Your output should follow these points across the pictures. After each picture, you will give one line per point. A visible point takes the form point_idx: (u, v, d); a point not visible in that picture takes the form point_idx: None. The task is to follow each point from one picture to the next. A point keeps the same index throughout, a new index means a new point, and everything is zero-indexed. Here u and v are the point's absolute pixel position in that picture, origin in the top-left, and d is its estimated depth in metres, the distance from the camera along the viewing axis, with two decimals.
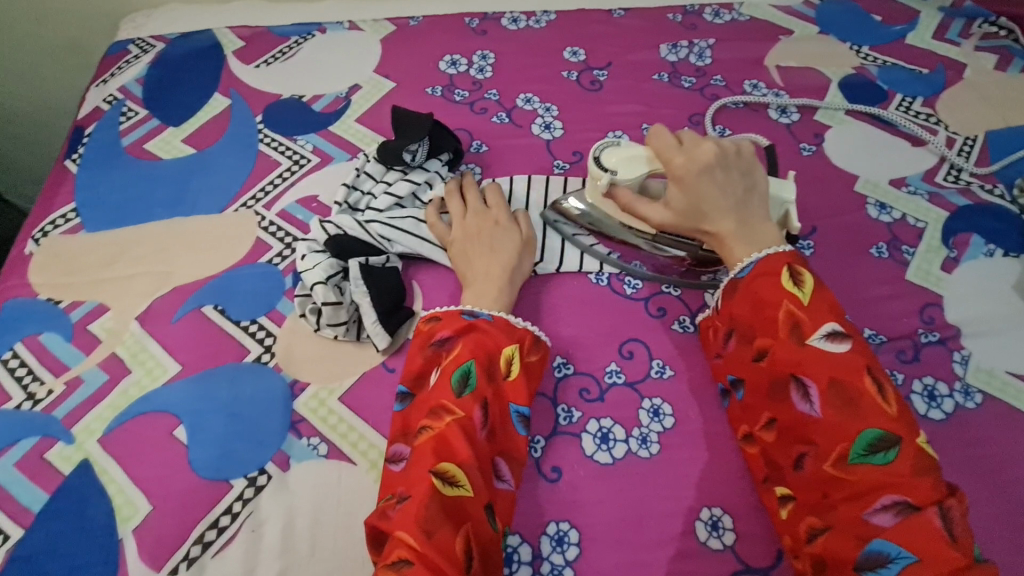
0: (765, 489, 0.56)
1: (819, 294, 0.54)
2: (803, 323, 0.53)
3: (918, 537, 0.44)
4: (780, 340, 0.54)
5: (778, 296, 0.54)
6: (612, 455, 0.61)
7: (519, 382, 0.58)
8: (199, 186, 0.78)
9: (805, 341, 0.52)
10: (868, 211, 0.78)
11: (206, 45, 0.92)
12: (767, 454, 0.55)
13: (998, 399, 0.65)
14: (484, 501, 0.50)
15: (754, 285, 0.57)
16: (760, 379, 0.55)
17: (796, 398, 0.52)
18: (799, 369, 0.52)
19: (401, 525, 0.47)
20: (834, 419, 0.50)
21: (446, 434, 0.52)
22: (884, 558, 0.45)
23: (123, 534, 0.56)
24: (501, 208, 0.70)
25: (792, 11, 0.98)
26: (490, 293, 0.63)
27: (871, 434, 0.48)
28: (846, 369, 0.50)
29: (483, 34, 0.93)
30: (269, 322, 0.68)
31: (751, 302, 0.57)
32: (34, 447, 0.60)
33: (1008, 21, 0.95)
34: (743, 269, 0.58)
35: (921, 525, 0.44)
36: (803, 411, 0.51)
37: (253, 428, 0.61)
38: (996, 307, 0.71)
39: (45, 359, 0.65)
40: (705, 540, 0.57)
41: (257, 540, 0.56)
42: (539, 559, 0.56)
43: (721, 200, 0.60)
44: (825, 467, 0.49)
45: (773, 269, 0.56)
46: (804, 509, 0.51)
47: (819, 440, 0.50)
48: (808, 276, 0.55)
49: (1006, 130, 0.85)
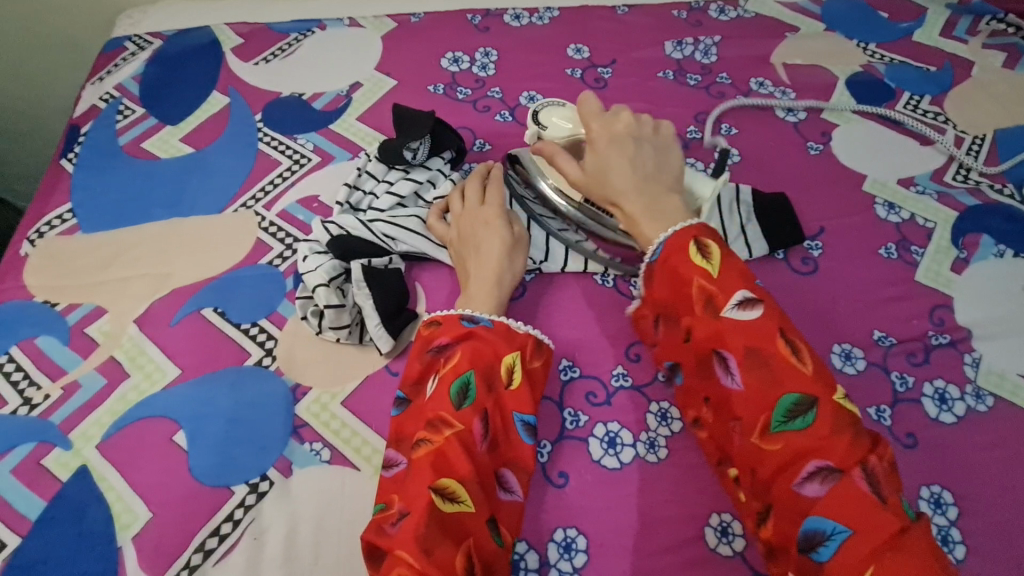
0: (720, 472, 0.56)
1: (727, 263, 0.52)
2: (715, 296, 0.51)
3: (846, 505, 0.43)
4: (697, 316, 0.52)
5: (690, 272, 0.52)
6: (619, 459, 0.60)
7: (522, 390, 0.57)
8: (197, 185, 0.77)
9: (720, 314, 0.50)
10: (877, 211, 0.77)
11: (203, 42, 0.90)
12: (710, 436, 0.54)
13: (1010, 402, 0.65)
14: (486, 516, 0.50)
15: (670, 263, 0.54)
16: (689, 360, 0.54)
17: (720, 372, 0.51)
18: (718, 343, 0.50)
19: (399, 543, 0.46)
20: (754, 390, 0.48)
21: (444, 448, 0.51)
22: (821, 535, 0.44)
23: (123, 542, 0.55)
24: (495, 207, 0.67)
25: (798, 8, 0.97)
26: (487, 296, 0.62)
27: (789, 400, 0.47)
28: (761, 336, 0.49)
29: (486, 31, 0.91)
30: (270, 325, 0.66)
31: (670, 282, 0.54)
32: (31, 453, 0.59)
33: (1016, 18, 0.94)
34: (653, 252, 0.56)
35: (847, 490, 0.43)
36: (728, 386, 0.50)
37: (254, 433, 0.60)
38: (1006, 309, 0.70)
39: (42, 363, 0.64)
40: (714, 547, 0.56)
41: (259, 548, 0.55)
42: (546, 566, 0.55)
43: (632, 174, 0.59)
44: (752, 440, 0.48)
45: (681, 245, 0.54)
46: (747, 492, 0.50)
47: (743, 415, 0.49)
48: (716, 246, 0.53)
49: (1015, 129, 0.84)
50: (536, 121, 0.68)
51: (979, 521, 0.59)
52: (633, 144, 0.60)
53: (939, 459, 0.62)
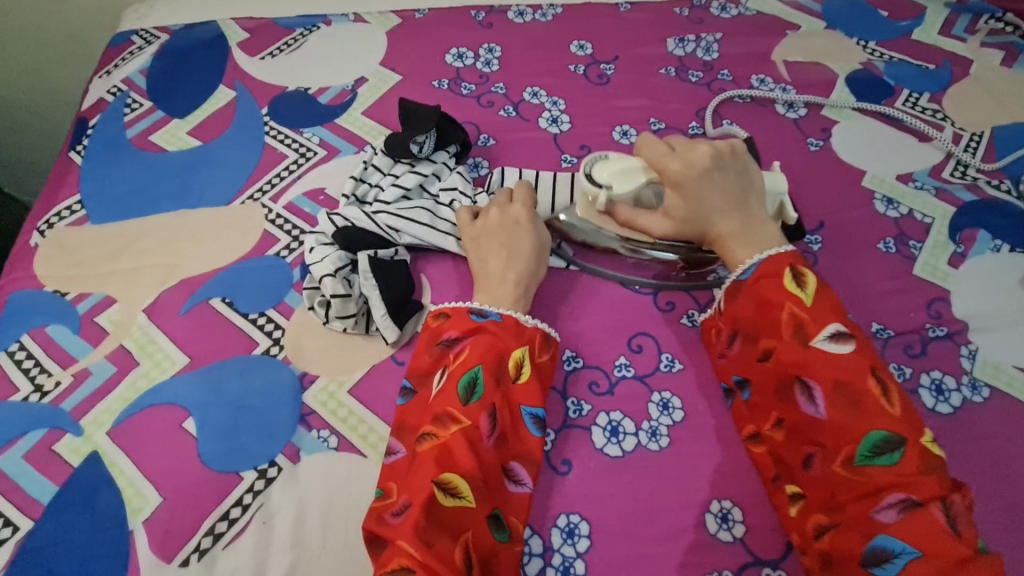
0: (775, 488, 0.56)
1: (822, 295, 0.54)
2: (806, 325, 0.53)
3: (922, 534, 0.45)
4: (785, 341, 0.54)
5: (781, 298, 0.54)
6: (622, 447, 0.61)
7: (531, 384, 0.59)
8: (205, 177, 0.78)
9: (810, 342, 0.52)
10: (876, 206, 0.78)
11: (210, 36, 0.91)
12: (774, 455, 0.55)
13: (1005, 393, 0.66)
14: (487, 512, 0.51)
15: (760, 285, 0.56)
16: (765, 380, 0.55)
17: (801, 399, 0.52)
18: (803, 370, 0.52)
19: (399, 535, 0.47)
20: (838, 420, 0.49)
21: (449, 444, 0.52)
22: (888, 553, 0.45)
23: (133, 526, 0.56)
24: (524, 206, 0.69)
25: (799, 6, 0.98)
26: (510, 294, 0.63)
27: (877, 435, 0.48)
28: (850, 371, 0.50)
29: (489, 27, 0.92)
30: (277, 315, 0.67)
31: (758, 305, 0.56)
32: (43, 439, 0.60)
33: (1014, 17, 0.95)
34: (744, 273, 0.58)
35: (926, 520, 0.45)
36: (810, 413, 0.51)
37: (262, 420, 0.61)
38: (1002, 302, 0.71)
39: (53, 351, 0.65)
40: (714, 533, 0.57)
41: (268, 532, 0.56)
42: (549, 551, 0.56)
43: (723, 197, 0.60)
44: (835, 466, 0.49)
45: (777, 270, 0.56)
46: (811, 508, 0.51)
47: (826, 439, 0.50)
48: (811, 278, 0.55)
49: (1012, 127, 0.85)
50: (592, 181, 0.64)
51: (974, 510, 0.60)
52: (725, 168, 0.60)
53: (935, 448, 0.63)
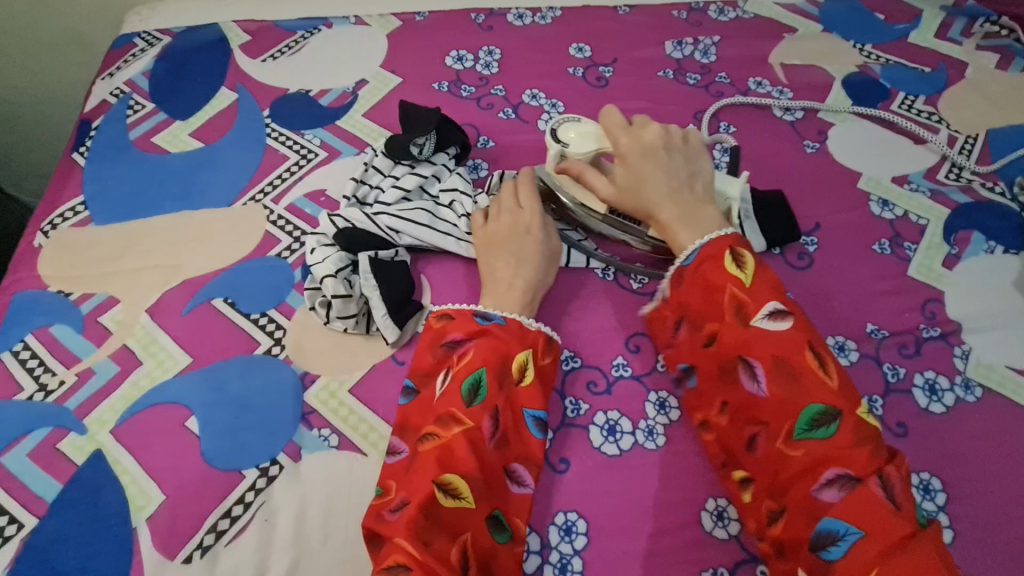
0: (724, 474, 0.57)
1: (761, 275, 0.55)
2: (747, 305, 0.54)
3: (862, 509, 0.46)
4: (726, 324, 0.55)
5: (723, 280, 0.55)
6: (619, 446, 0.62)
7: (533, 387, 0.60)
8: (207, 178, 0.78)
9: (749, 323, 0.54)
10: (871, 208, 0.79)
11: (212, 38, 0.92)
12: (722, 440, 0.56)
13: (998, 393, 0.67)
14: (486, 513, 0.52)
15: (702, 269, 0.57)
16: (710, 364, 0.57)
17: (744, 379, 0.54)
18: (745, 351, 0.53)
19: (397, 533, 0.48)
20: (780, 396, 0.51)
21: (452, 444, 0.53)
22: (835, 535, 0.46)
23: (137, 523, 0.56)
24: (535, 213, 0.69)
25: (796, 9, 0.98)
26: (518, 302, 0.64)
27: (815, 410, 0.50)
28: (791, 348, 0.52)
29: (489, 30, 0.93)
30: (279, 315, 0.68)
31: (702, 289, 0.57)
32: (47, 437, 0.61)
33: (1009, 20, 0.95)
34: (688, 257, 0.58)
35: (865, 496, 0.46)
36: (753, 392, 0.53)
37: (264, 418, 0.62)
38: (995, 303, 0.72)
39: (57, 350, 0.66)
40: (710, 530, 0.58)
41: (270, 529, 0.57)
42: (547, 548, 0.57)
43: (665, 180, 0.62)
44: (777, 445, 0.51)
45: (717, 252, 0.57)
46: (761, 492, 0.52)
47: (769, 420, 0.52)
48: (750, 258, 0.56)
49: (1006, 129, 0.86)
50: (557, 138, 0.68)
51: (966, 507, 0.61)
52: (667, 151, 0.63)
53: (928, 446, 0.63)
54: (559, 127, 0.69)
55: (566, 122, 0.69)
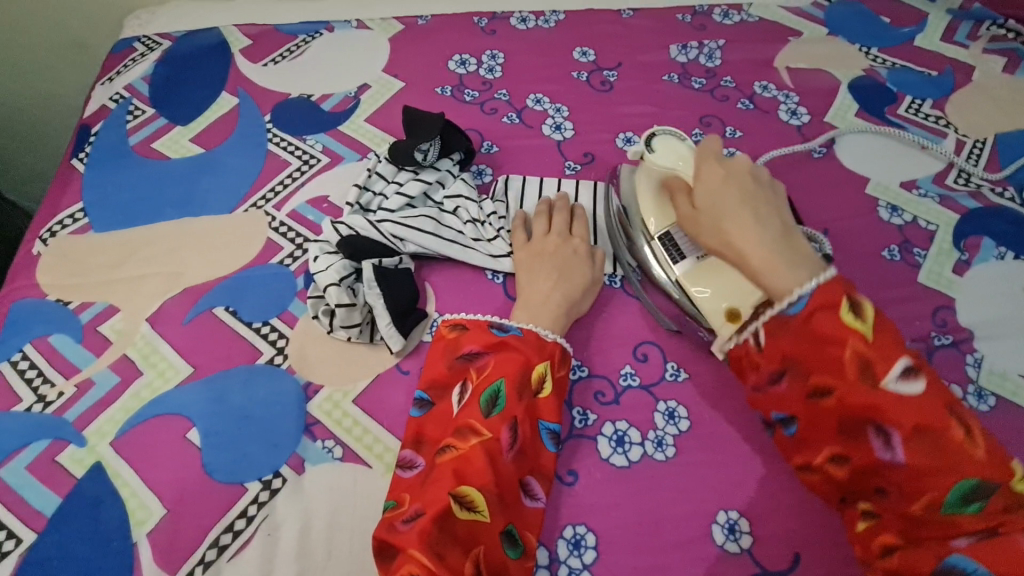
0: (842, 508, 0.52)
1: (885, 329, 0.48)
2: (873, 363, 0.47)
3: (1011, 560, 0.41)
4: (849, 382, 0.48)
5: (842, 334, 0.48)
6: (628, 457, 0.61)
7: (550, 399, 0.59)
8: (208, 185, 0.77)
9: (879, 383, 0.47)
10: (880, 214, 0.78)
11: (212, 43, 0.91)
12: (836, 489, 0.51)
13: (1011, 401, 0.66)
14: (501, 527, 0.51)
15: (812, 320, 0.50)
16: (824, 418, 0.50)
17: (875, 442, 0.47)
18: (875, 413, 0.47)
19: (411, 543, 0.48)
20: (919, 464, 0.45)
21: (470, 455, 0.53)
22: (961, 573, 0.43)
23: (137, 537, 0.55)
24: (585, 241, 0.71)
25: (801, 12, 0.98)
26: (551, 316, 0.63)
27: (967, 481, 0.44)
28: (928, 412, 0.45)
29: (492, 34, 0.92)
30: (281, 324, 0.67)
31: (810, 341, 0.50)
32: (46, 450, 0.59)
33: (1016, 23, 0.95)
34: (794, 305, 0.51)
35: (1006, 548, 0.42)
36: (884, 457, 0.46)
37: (266, 430, 0.60)
38: (1007, 310, 0.71)
39: (56, 361, 0.65)
40: (721, 543, 0.57)
41: (273, 543, 0.56)
42: (556, 562, 0.56)
43: (752, 214, 0.55)
44: (912, 507, 0.46)
45: (832, 301, 0.49)
46: (879, 533, 0.48)
47: (899, 482, 0.46)
48: (869, 307, 0.50)
49: (1015, 134, 0.85)
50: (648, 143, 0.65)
51: None
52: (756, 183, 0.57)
53: None
54: (652, 140, 0.65)
55: (658, 138, 0.65)
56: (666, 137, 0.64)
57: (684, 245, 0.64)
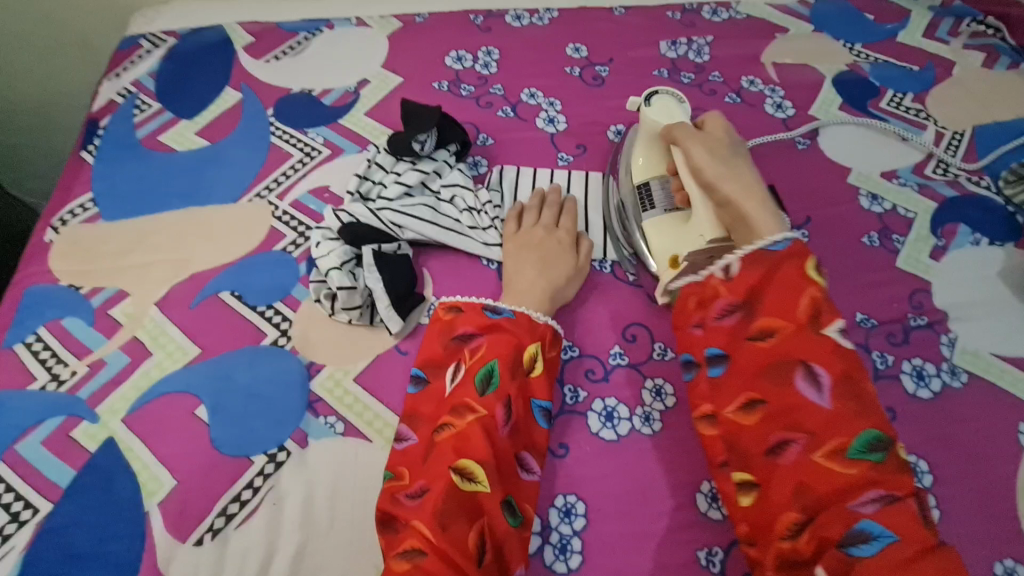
0: (720, 475, 0.54)
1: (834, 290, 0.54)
2: (823, 312, 0.52)
3: (899, 519, 0.45)
4: (795, 327, 0.52)
5: (803, 282, 0.53)
6: (617, 432, 0.64)
7: (542, 378, 0.62)
8: (213, 176, 0.80)
9: (822, 331, 0.51)
10: (860, 202, 0.82)
11: (216, 40, 0.94)
12: (735, 440, 0.52)
13: (983, 379, 0.69)
14: (501, 497, 0.54)
15: (779, 264, 0.54)
16: (758, 359, 0.52)
17: (802, 384, 0.50)
18: (812, 357, 0.50)
19: (416, 516, 0.52)
20: (838, 411, 0.48)
21: (468, 432, 0.55)
22: (867, 536, 0.45)
23: (149, 507, 0.58)
24: (571, 232, 0.73)
25: (787, 10, 1.01)
26: (536, 299, 0.66)
27: (873, 433, 0.48)
28: (856, 365, 0.50)
29: (488, 31, 0.95)
30: (285, 307, 0.70)
31: (772, 283, 0.54)
32: (60, 426, 0.62)
33: (995, 20, 0.98)
34: (775, 243, 0.55)
35: (905, 512, 0.45)
36: (812, 400, 0.49)
37: (271, 407, 0.63)
38: (981, 292, 0.74)
39: (69, 342, 0.67)
40: (705, 511, 0.60)
41: (278, 513, 0.58)
42: (548, 529, 0.59)
43: (728, 164, 0.63)
44: (816, 456, 0.48)
45: (803, 253, 0.54)
46: (779, 501, 0.49)
47: (815, 430, 0.49)
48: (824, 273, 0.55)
49: (992, 126, 0.89)
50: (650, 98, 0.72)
51: (952, 489, 0.63)
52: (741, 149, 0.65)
53: (915, 430, 0.66)
54: (652, 95, 0.72)
55: (658, 96, 0.72)
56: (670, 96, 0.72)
57: (658, 198, 0.71)
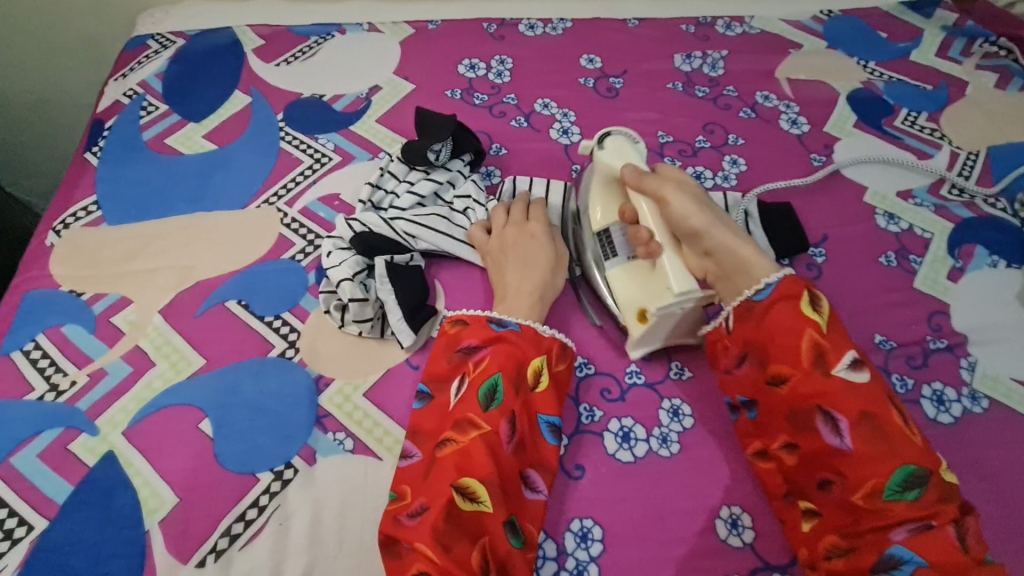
0: (782, 506, 0.56)
1: (837, 321, 0.55)
2: (827, 352, 0.53)
3: (934, 547, 0.47)
4: (803, 370, 0.53)
5: (800, 324, 0.54)
6: (633, 453, 0.62)
7: (549, 393, 0.60)
8: (221, 181, 0.78)
9: (830, 372, 0.53)
10: (877, 221, 0.81)
11: (225, 42, 0.93)
12: (784, 476, 0.55)
13: (1003, 404, 0.68)
14: (503, 517, 0.53)
15: (775, 309, 0.56)
16: (778, 404, 0.55)
17: (825, 430, 0.52)
18: (825, 399, 0.52)
19: (419, 537, 0.50)
20: (863, 450, 0.50)
21: (470, 449, 0.54)
22: (902, 565, 0.48)
23: (149, 525, 0.56)
24: (542, 225, 0.72)
25: (801, 25, 1.01)
26: (527, 304, 0.65)
27: (902, 465, 0.49)
28: (875, 401, 0.51)
29: (501, 39, 0.95)
30: (293, 318, 0.68)
31: (772, 330, 0.56)
32: (58, 438, 0.60)
33: (1008, 41, 0.98)
34: (761, 292, 0.57)
35: (941, 540, 0.47)
36: (834, 443, 0.51)
37: (278, 421, 0.61)
38: (999, 316, 0.73)
39: (69, 350, 0.65)
40: (724, 538, 0.58)
41: (284, 533, 0.56)
42: (563, 555, 0.57)
43: (705, 211, 0.61)
44: (852, 495, 0.51)
45: (795, 293, 0.56)
46: (826, 532, 0.52)
47: (846, 469, 0.51)
48: (825, 304, 0.56)
49: (1007, 147, 0.88)
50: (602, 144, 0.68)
51: None
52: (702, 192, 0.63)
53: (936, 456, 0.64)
54: (604, 139, 0.68)
55: (611, 139, 0.68)
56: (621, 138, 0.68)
57: (619, 246, 0.69)
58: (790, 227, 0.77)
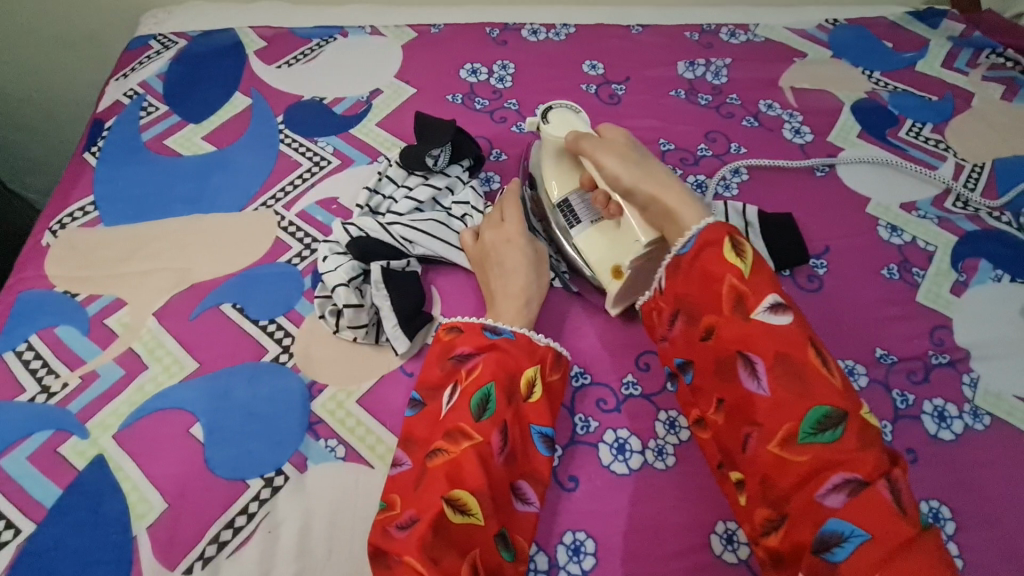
0: (721, 476, 0.56)
1: (759, 265, 0.53)
2: (746, 296, 0.52)
3: (865, 511, 0.44)
4: (725, 315, 0.53)
5: (721, 269, 0.53)
6: (629, 465, 0.61)
7: (541, 404, 0.59)
8: (219, 183, 0.78)
9: (749, 316, 0.51)
10: (880, 232, 0.80)
11: (227, 43, 0.92)
12: (718, 439, 0.54)
13: (1005, 422, 0.67)
14: (494, 530, 0.52)
15: (699, 258, 0.55)
16: (707, 358, 0.54)
17: (744, 376, 0.51)
18: (745, 346, 0.51)
19: (407, 549, 0.49)
20: (780, 396, 0.49)
21: (461, 460, 0.53)
22: (838, 538, 0.45)
23: (137, 531, 0.55)
24: (516, 224, 0.70)
25: (806, 34, 1.00)
26: (514, 309, 0.64)
27: (819, 412, 0.48)
28: (792, 344, 0.50)
29: (503, 44, 0.94)
30: (288, 322, 0.68)
31: (699, 279, 0.55)
32: (48, 441, 0.59)
33: (1015, 53, 0.97)
34: (684, 245, 0.56)
35: (872, 500, 0.44)
36: (752, 390, 0.50)
37: (270, 427, 0.61)
38: (1003, 332, 0.72)
39: (61, 352, 0.65)
40: (719, 554, 0.57)
41: (273, 541, 0.55)
42: (555, 568, 0.56)
43: (634, 168, 0.63)
44: (770, 447, 0.49)
45: (716, 238, 0.55)
46: (756, 500, 0.50)
47: (764, 420, 0.49)
48: (749, 247, 0.55)
49: (1013, 159, 0.87)
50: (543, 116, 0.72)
51: (974, 537, 0.61)
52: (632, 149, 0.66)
53: (936, 473, 0.63)
54: (547, 112, 0.72)
55: (554, 111, 0.72)
56: (560, 109, 0.72)
57: (580, 211, 0.70)
58: (790, 238, 0.76)
